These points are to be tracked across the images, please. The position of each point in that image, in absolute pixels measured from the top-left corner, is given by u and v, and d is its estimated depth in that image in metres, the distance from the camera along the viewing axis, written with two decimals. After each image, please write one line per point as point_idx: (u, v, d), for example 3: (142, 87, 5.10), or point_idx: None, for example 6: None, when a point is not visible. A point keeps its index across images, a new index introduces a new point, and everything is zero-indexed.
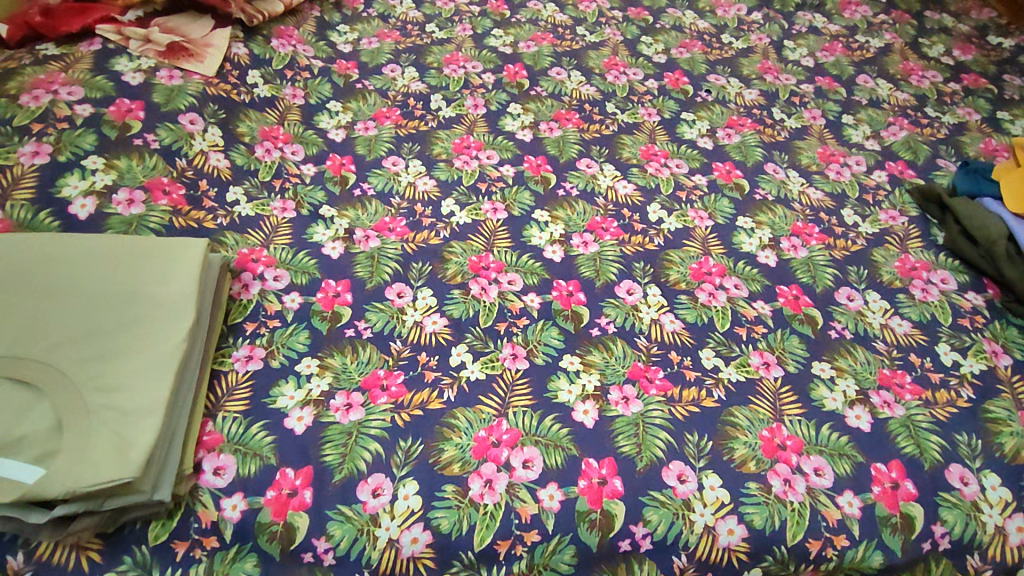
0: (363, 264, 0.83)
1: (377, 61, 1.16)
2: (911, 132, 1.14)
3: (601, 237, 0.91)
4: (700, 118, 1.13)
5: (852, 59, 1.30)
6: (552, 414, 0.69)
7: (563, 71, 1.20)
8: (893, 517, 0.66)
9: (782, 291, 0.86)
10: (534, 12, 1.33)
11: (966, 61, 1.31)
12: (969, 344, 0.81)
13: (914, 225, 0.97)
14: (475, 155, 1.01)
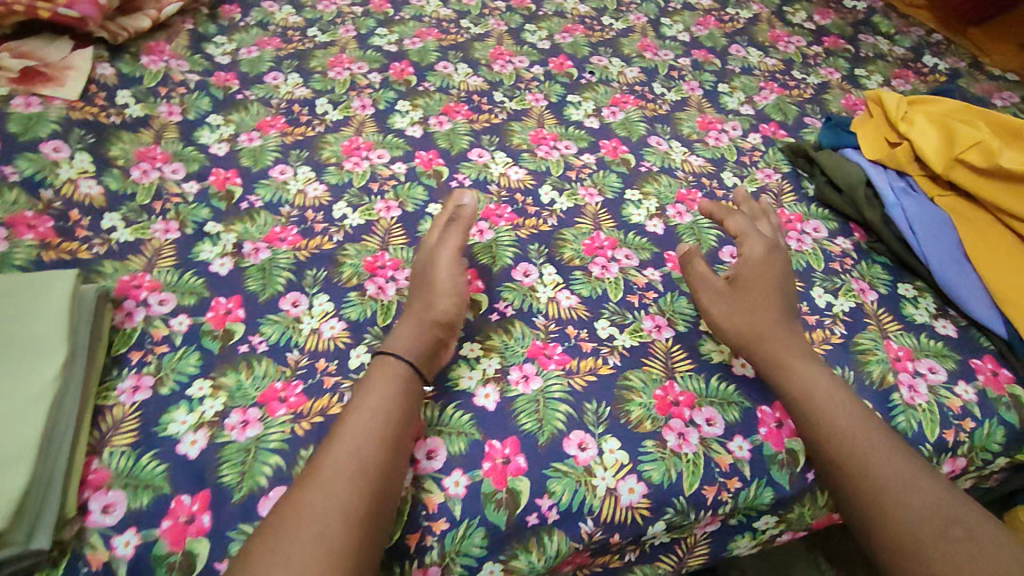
0: (254, 277, 0.81)
1: (258, 70, 1.14)
2: (781, 94, 1.21)
3: (495, 224, 0.92)
4: (586, 99, 1.17)
5: (724, 31, 1.37)
6: (454, 403, 0.70)
7: (449, 65, 1.22)
8: (780, 454, 0.69)
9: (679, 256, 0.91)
10: (418, 10, 1.35)
11: (826, 25, 1.40)
12: (840, 285, 0.87)
13: (787, 180, 1.03)
14: (366, 156, 1.01)
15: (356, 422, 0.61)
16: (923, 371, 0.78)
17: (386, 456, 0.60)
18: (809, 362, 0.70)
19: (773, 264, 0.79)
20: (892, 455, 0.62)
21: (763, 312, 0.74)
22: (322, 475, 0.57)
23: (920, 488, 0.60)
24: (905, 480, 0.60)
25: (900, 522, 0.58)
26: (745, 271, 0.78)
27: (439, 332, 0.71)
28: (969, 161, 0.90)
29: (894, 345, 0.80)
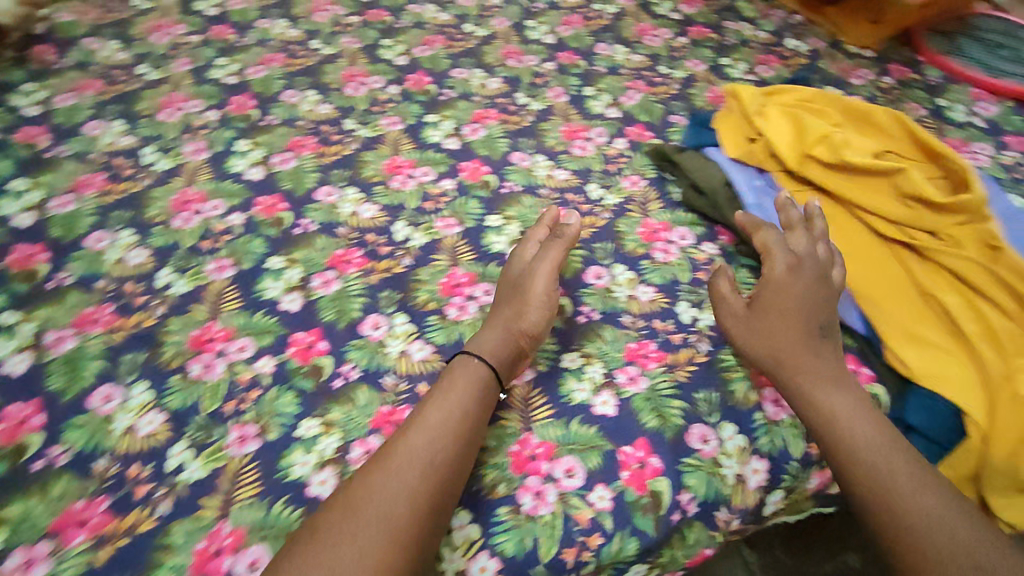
0: (57, 373, 0.71)
1: (73, 120, 1.02)
2: (647, 93, 1.18)
3: (344, 271, 0.85)
4: (444, 118, 1.10)
5: (590, 29, 1.33)
6: (283, 498, 0.63)
7: (296, 93, 1.12)
8: (642, 498, 0.65)
9: None
10: (262, 33, 1.24)
11: (692, 14, 1.38)
12: (704, 297, 0.84)
13: (653, 187, 1.00)
14: (199, 209, 0.91)
15: (420, 433, 0.61)
16: None
17: (443, 479, 0.59)
18: (832, 387, 0.67)
19: (802, 274, 0.75)
20: (908, 465, 0.62)
21: (787, 328, 0.71)
22: (375, 484, 0.57)
23: (944, 507, 0.59)
24: (925, 491, 0.60)
25: (920, 552, 0.57)
26: (767, 290, 0.75)
27: (525, 343, 0.72)
28: (817, 156, 0.91)
29: None
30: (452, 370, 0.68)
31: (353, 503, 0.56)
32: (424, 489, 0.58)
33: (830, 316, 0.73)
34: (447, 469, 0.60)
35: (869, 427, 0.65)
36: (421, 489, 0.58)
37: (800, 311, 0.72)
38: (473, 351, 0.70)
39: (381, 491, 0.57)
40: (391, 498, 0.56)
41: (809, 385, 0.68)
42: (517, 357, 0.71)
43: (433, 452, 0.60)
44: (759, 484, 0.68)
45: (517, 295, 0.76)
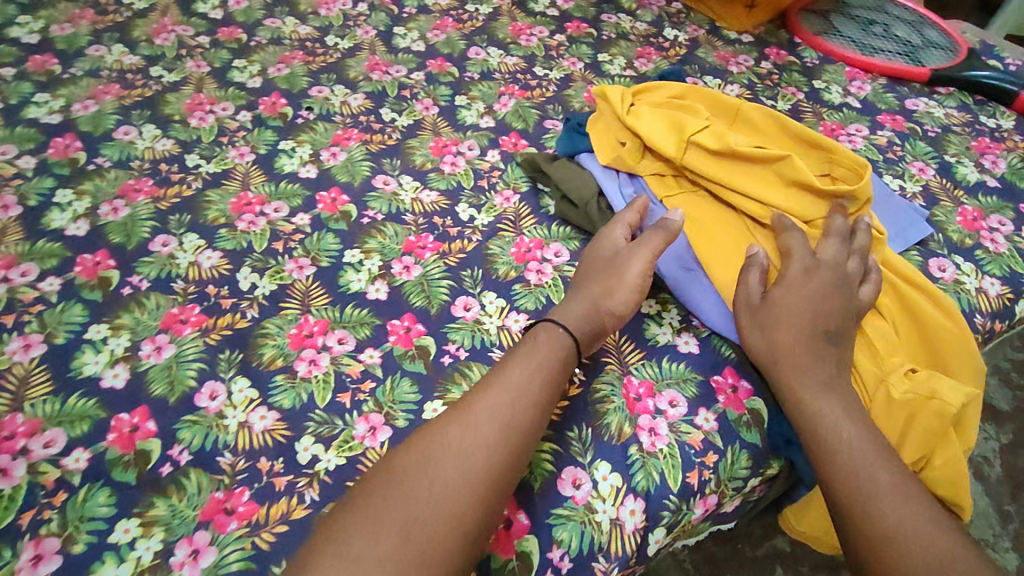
0: None
1: None
2: (521, 98, 1.12)
3: (179, 334, 0.75)
4: (301, 143, 1.01)
5: (462, 32, 1.26)
6: None
7: (132, 129, 1.00)
8: (509, 561, 0.59)
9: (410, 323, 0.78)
10: (94, 61, 1.10)
11: (569, 8, 1.33)
12: None
13: (525, 202, 0.94)
14: (5, 276, 0.79)
15: (497, 400, 0.62)
16: (663, 408, 0.70)
17: (473, 492, 0.56)
18: (822, 389, 0.66)
19: (817, 275, 0.73)
20: (896, 471, 0.60)
21: (801, 322, 0.69)
22: (417, 478, 0.56)
23: (926, 518, 0.57)
24: (908, 498, 0.58)
25: (889, 550, 0.56)
26: (788, 284, 0.73)
27: (609, 322, 0.72)
28: (695, 150, 0.86)
29: (635, 381, 0.72)
30: (535, 337, 0.69)
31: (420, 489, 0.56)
32: (453, 499, 0.55)
33: (842, 321, 0.70)
34: (478, 481, 0.56)
35: (868, 429, 0.63)
36: (449, 500, 0.55)
37: (815, 305, 0.70)
38: (560, 321, 0.70)
39: (421, 487, 0.56)
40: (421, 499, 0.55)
41: (807, 383, 0.66)
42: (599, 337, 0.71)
43: (472, 463, 0.57)
44: (636, 527, 0.63)
45: (614, 271, 0.75)
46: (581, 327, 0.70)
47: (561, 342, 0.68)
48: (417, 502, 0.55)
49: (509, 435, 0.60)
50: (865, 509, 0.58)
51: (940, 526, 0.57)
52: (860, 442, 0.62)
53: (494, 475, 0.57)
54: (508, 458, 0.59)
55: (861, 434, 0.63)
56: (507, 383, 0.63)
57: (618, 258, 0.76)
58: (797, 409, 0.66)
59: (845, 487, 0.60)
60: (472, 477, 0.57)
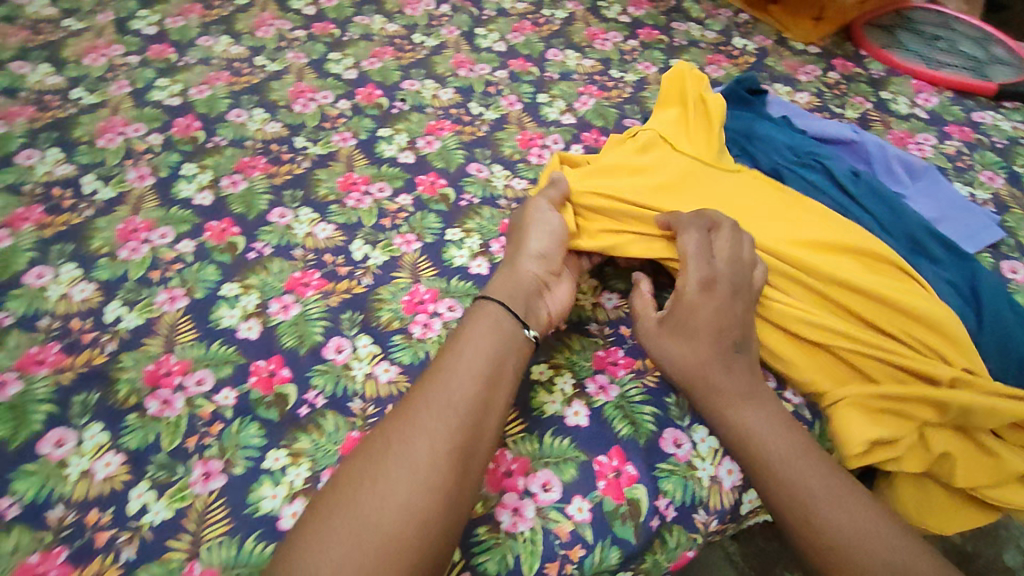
0: (3, 420, 0.69)
1: (7, 149, 0.99)
2: (599, 99, 1.18)
3: (302, 295, 0.83)
4: (398, 131, 1.08)
5: (540, 35, 1.33)
6: (254, 534, 0.62)
7: (243, 112, 1.09)
8: (621, 507, 0.65)
9: None
10: (204, 50, 1.23)
11: (640, 16, 1.40)
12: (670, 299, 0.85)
13: None
14: (145, 238, 0.89)
15: (435, 395, 0.61)
16: None
17: (425, 488, 0.55)
18: (744, 404, 0.67)
19: (718, 293, 0.71)
20: (818, 477, 0.63)
21: (707, 348, 0.69)
22: (360, 485, 0.55)
23: (855, 517, 0.60)
24: (836, 498, 0.61)
25: (834, 555, 0.59)
26: (681, 308, 0.71)
27: (544, 281, 0.75)
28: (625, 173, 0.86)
29: None
30: (474, 321, 0.68)
31: (344, 500, 0.55)
32: (410, 496, 0.54)
33: (744, 330, 0.71)
34: (430, 471, 0.56)
35: (783, 442, 0.65)
36: (404, 498, 0.54)
37: (716, 326, 0.69)
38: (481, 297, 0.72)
39: (361, 495, 0.54)
40: (371, 502, 0.54)
41: (727, 407, 0.68)
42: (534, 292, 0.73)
43: (419, 459, 0.56)
44: (734, 485, 0.69)
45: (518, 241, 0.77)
46: (522, 304, 0.71)
47: (508, 321, 0.68)
48: (367, 505, 0.54)
49: (472, 421, 0.60)
50: (815, 528, 0.60)
51: (889, 529, 0.60)
52: (803, 463, 0.64)
53: (471, 461, 0.58)
54: (464, 449, 0.58)
55: (786, 445, 0.65)
56: (451, 377, 0.62)
57: (553, 222, 0.78)
58: (745, 450, 0.66)
59: (799, 516, 0.61)
60: (446, 471, 0.57)
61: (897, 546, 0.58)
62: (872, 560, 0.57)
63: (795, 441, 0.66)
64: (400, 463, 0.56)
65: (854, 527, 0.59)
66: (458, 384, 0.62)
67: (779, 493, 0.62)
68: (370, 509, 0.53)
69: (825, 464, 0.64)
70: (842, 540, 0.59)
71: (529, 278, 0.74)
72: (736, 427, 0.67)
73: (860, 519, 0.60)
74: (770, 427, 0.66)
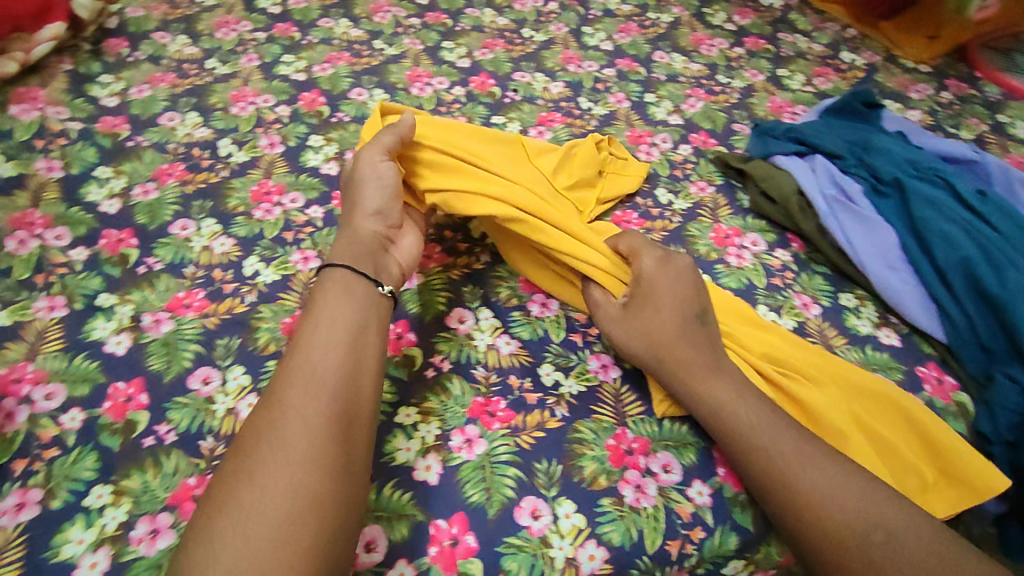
0: (157, 354, 0.74)
1: (151, 111, 1.06)
2: (707, 102, 1.19)
3: (424, 266, 0.85)
4: (511, 120, 1.11)
5: (647, 37, 1.34)
6: (392, 482, 0.64)
7: (364, 91, 1.14)
8: (740, 494, 0.68)
9: None
10: (326, 31, 1.28)
11: (746, 25, 1.40)
12: (783, 302, 0.86)
13: (721, 193, 1.01)
14: (278, 201, 0.93)
15: (299, 382, 0.60)
16: None
17: (319, 462, 0.56)
18: (708, 372, 0.70)
19: (673, 265, 0.77)
20: (782, 443, 0.65)
21: (662, 323, 0.73)
22: (262, 464, 0.56)
23: (825, 476, 0.63)
24: (802, 458, 0.64)
25: (811, 516, 0.61)
26: (640, 289, 0.75)
27: (370, 242, 0.74)
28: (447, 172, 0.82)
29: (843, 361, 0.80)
30: (317, 303, 0.67)
31: (248, 481, 0.55)
32: (303, 471, 0.55)
33: (700, 302, 0.75)
34: (326, 443, 0.57)
35: (748, 411, 0.67)
36: (300, 474, 0.55)
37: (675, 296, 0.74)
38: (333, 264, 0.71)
39: (261, 476, 0.55)
40: (272, 483, 0.54)
41: (694, 378, 0.69)
42: (376, 251, 0.74)
43: (310, 434, 0.57)
44: None
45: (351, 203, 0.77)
46: (370, 264, 0.72)
47: (358, 286, 0.69)
48: (265, 485, 0.54)
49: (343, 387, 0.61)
50: (790, 490, 0.62)
51: (859, 487, 0.62)
52: (773, 438, 0.65)
53: (348, 430, 0.59)
54: (348, 423, 0.59)
55: (756, 413, 0.67)
56: (313, 357, 0.62)
57: (386, 177, 0.77)
58: (707, 413, 0.68)
59: (795, 496, 0.62)
60: (331, 439, 0.58)
61: (869, 503, 0.61)
62: (841, 512, 0.61)
63: (755, 408, 0.67)
64: (285, 442, 0.56)
65: (823, 484, 0.62)
66: (318, 358, 0.62)
67: (757, 470, 0.64)
68: (267, 489, 0.54)
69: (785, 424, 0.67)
70: (842, 514, 0.61)
71: (366, 238, 0.74)
72: (698, 402, 0.69)
73: (831, 477, 0.63)
74: (738, 395, 0.68)
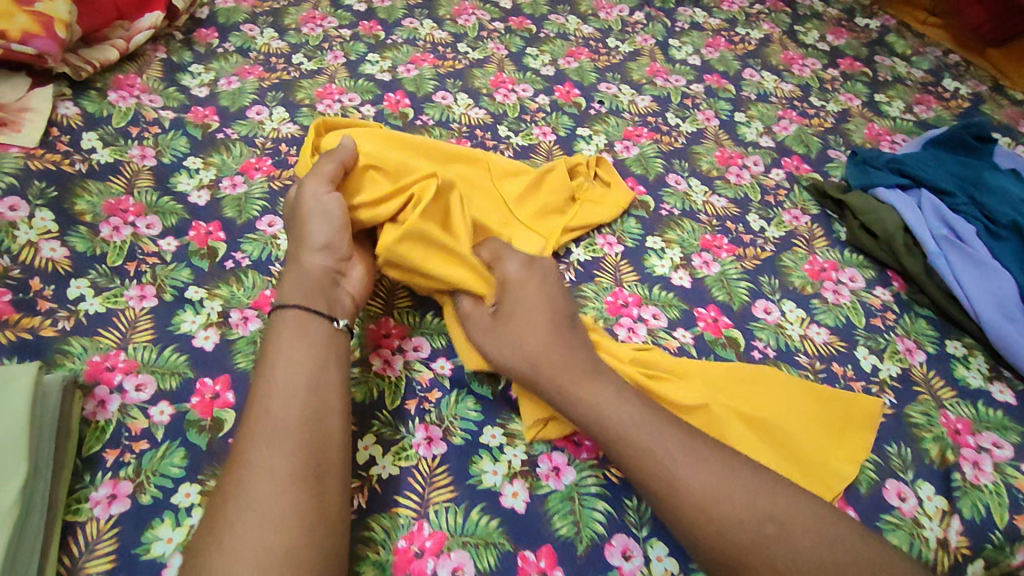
0: (243, 352, 0.74)
1: (240, 104, 1.04)
2: (801, 125, 1.14)
3: None
4: (596, 132, 1.08)
5: (736, 53, 1.29)
6: (479, 506, 0.63)
7: (448, 95, 1.12)
8: None
9: (715, 315, 0.83)
10: (410, 32, 1.25)
11: (840, 46, 1.34)
12: (885, 345, 0.82)
13: (817, 223, 0.97)
14: None
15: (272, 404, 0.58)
16: (987, 446, 0.73)
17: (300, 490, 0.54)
18: (591, 382, 0.65)
19: (534, 272, 0.74)
20: (688, 465, 0.60)
21: (537, 325, 0.69)
22: (242, 487, 0.53)
23: (740, 492, 0.58)
24: (709, 468, 0.59)
25: (731, 532, 0.56)
26: (509, 294, 0.72)
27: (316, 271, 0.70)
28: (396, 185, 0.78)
29: (952, 416, 0.75)
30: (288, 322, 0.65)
31: (228, 508, 0.53)
32: (281, 499, 0.53)
33: (566, 305, 0.73)
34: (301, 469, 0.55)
35: (637, 433, 0.62)
36: (278, 502, 0.53)
37: (534, 301, 0.71)
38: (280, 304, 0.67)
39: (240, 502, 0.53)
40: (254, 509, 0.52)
41: (576, 388, 0.65)
42: (327, 282, 0.70)
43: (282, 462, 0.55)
44: (961, 550, 0.66)
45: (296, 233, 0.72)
46: (321, 299, 0.68)
47: (313, 323, 0.65)
48: (248, 508, 0.52)
49: (311, 433, 0.57)
50: (703, 509, 0.57)
51: (788, 501, 0.58)
52: (671, 458, 0.60)
53: (322, 481, 0.56)
54: (322, 449, 0.57)
55: (659, 430, 0.62)
56: (273, 407, 0.58)
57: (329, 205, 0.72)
58: (623, 442, 0.62)
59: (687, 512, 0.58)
60: (311, 473, 0.55)
61: (795, 519, 0.57)
62: (750, 523, 0.57)
63: (653, 424, 0.63)
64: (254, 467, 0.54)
65: (742, 499, 0.58)
66: (280, 405, 0.58)
67: (675, 497, 0.59)
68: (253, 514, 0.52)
69: (692, 437, 0.62)
70: (742, 537, 0.56)
71: (316, 268, 0.70)
72: (597, 422, 0.63)
73: (752, 489, 0.58)
74: (635, 418, 0.63)
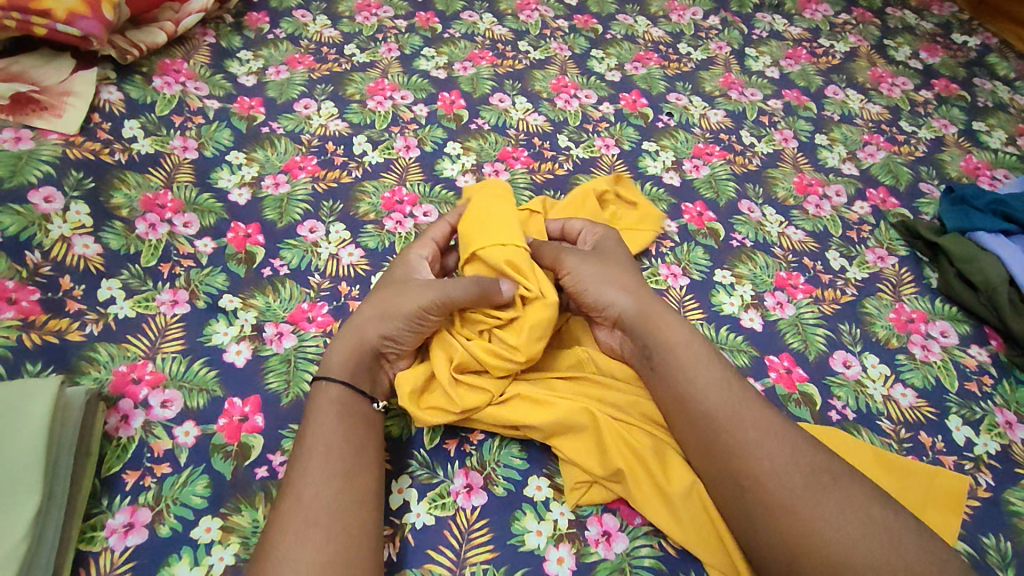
0: (275, 371, 0.69)
1: (287, 96, 0.99)
2: (889, 152, 1.04)
3: None
4: (664, 148, 1.00)
5: (819, 67, 1.19)
6: (520, 571, 0.57)
7: (506, 98, 1.05)
8: None
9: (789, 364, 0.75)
10: (469, 25, 1.17)
11: (934, 64, 1.22)
12: (981, 416, 0.73)
13: (905, 267, 0.88)
14: (410, 213, 0.87)
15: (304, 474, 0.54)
16: None
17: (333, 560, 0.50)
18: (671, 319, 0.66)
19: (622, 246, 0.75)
20: (740, 413, 0.59)
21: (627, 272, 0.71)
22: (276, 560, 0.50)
23: (787, 446, 0.57)
24: (753, 416, 0.59)
25: (774, 483, 0.55)
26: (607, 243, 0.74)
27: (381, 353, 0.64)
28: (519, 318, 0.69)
29: None
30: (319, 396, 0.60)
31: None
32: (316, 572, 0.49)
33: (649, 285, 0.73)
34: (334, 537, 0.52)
35: (696, 368, 0.62)
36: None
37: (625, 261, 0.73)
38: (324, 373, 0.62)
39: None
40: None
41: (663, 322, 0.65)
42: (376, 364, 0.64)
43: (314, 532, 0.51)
44: None
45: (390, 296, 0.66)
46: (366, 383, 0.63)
47: (356, 405, 0.61)
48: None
49: (345, 526, 0.53)
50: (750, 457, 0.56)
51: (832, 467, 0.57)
52: (733, 410, 0.59)
53: (354, 551, 0.52)
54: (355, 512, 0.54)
55: (713, 374, 0.62)
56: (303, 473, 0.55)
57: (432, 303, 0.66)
58: (677, 377, 0.62)
59: (733, 460, 0.57)
60: (344, 540, 0.52)
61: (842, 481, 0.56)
62: (794, 474, 0.55)
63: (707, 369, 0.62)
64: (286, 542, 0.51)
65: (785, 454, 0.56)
66: (315, 492, 0.54)
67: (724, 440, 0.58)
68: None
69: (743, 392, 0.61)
70: (788, 482, 0.55)
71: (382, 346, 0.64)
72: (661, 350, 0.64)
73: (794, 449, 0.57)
74: (698, 361, 0.63)
